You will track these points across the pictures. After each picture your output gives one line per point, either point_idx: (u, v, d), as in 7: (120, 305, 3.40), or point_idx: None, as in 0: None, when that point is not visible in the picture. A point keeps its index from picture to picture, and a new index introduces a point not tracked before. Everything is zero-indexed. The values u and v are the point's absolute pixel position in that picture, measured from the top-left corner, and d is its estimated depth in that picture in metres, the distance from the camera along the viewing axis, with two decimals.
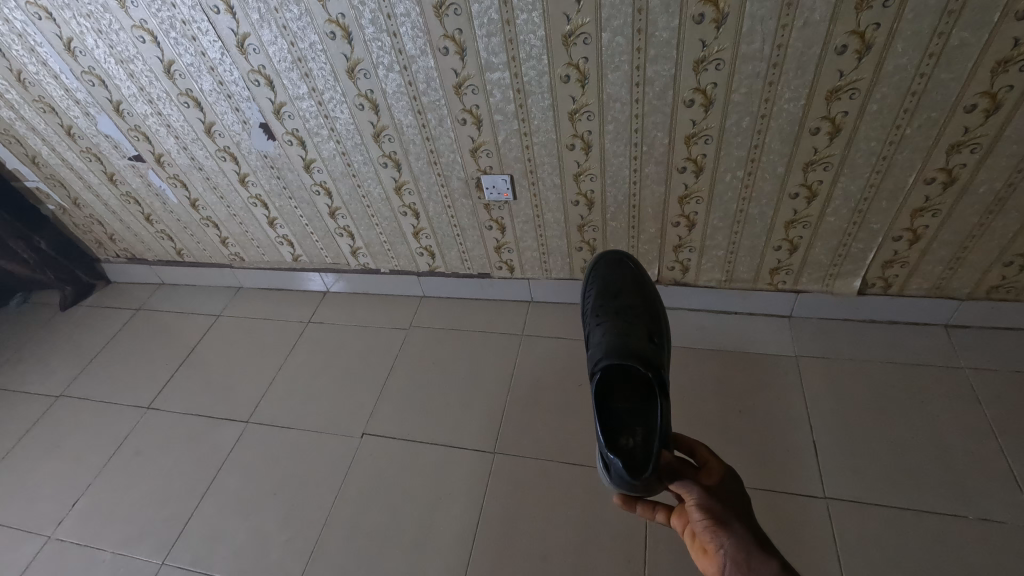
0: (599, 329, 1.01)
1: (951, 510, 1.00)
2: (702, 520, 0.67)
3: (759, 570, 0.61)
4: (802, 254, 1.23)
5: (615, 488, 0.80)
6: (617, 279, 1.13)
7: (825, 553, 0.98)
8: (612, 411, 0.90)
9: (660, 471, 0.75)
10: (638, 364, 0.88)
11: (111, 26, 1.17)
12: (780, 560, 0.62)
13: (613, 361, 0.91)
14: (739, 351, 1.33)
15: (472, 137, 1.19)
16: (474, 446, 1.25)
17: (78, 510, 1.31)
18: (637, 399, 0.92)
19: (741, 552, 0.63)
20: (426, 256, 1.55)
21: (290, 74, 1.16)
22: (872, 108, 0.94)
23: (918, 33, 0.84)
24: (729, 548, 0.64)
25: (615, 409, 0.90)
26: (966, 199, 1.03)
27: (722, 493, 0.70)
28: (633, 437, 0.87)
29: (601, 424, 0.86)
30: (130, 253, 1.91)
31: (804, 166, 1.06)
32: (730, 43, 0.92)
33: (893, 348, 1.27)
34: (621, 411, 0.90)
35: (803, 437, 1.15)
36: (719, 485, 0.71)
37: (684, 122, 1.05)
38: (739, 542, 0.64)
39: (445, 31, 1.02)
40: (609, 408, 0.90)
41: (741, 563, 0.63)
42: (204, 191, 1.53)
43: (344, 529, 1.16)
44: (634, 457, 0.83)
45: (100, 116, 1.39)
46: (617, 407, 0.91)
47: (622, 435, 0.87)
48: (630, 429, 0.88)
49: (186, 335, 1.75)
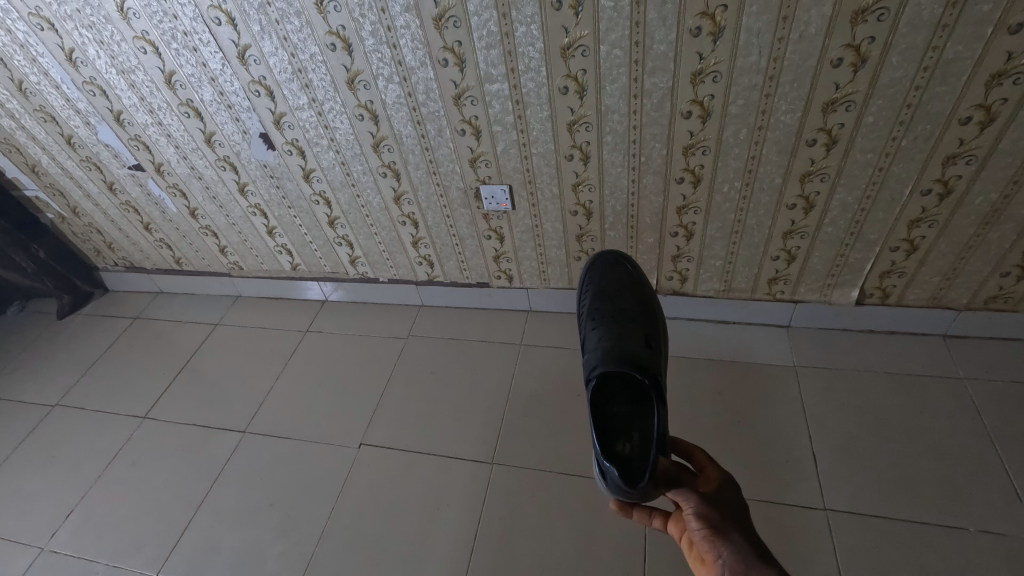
0: (594, 333, 1.01)
1: (952, 522, 0.99)
2: (701, 528, 0.67)
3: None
4: (800, 264, 1.23)
5: (612, 495, 0.80)
6: (613, 282, 1.12)
7: (825, 565, 0.97)
8: (607, 417, 0.90)
9: (658, 478, 0.75)
10: (633, 371, 0.88)
11: (113, 38, 1.18)
12: (779, 571, 0.61)
13: (608, 367, 0.90)
14: (737, 362, 1.33)
15: (471, 147, 1.19)
16: (472, 456, 1.25)
17: (72, 521, 1.29)
18: (633, 403, 0.91)
19: (740, 563, 0.63)
20: (425, 266, 1.55)
21: (291, 85, 1.17)
22: (869, 119, 0.95)
23: (912, 46, 0.85)
24: (728, 558, 0.64)
25: (611, 413, 0.90)
26: (962, 210, 1.04)
27: (721, 502, 0.69)
28: (628, 442, 0.87)
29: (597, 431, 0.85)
30: (129, 262, 1.91)
31: (801, 177, 1.07)
32: (727, 56, 0.93)
33: (891, 358, 1.27)
34: (617, 416, 0.90)
35: (802, 447, 1.14)
36: (717, 493, 0.71)
37: (682, 133, 1.06)
38: (738, 552, 0.64)
39: (445, 43, 1.02)
40: (604, 413, 0.90)
41: (739, 574, 0.62)
42: (204, 200, 1.54)
43: (340, 541, 1.15)
44: (630, 463, 0.83)
45: (100, 125, 1.40)
46: (612, 412, 0.91)
47: (619, 441, 0.87)
48: (625, 435, 0.88)
49: (183, 344, 1.74)
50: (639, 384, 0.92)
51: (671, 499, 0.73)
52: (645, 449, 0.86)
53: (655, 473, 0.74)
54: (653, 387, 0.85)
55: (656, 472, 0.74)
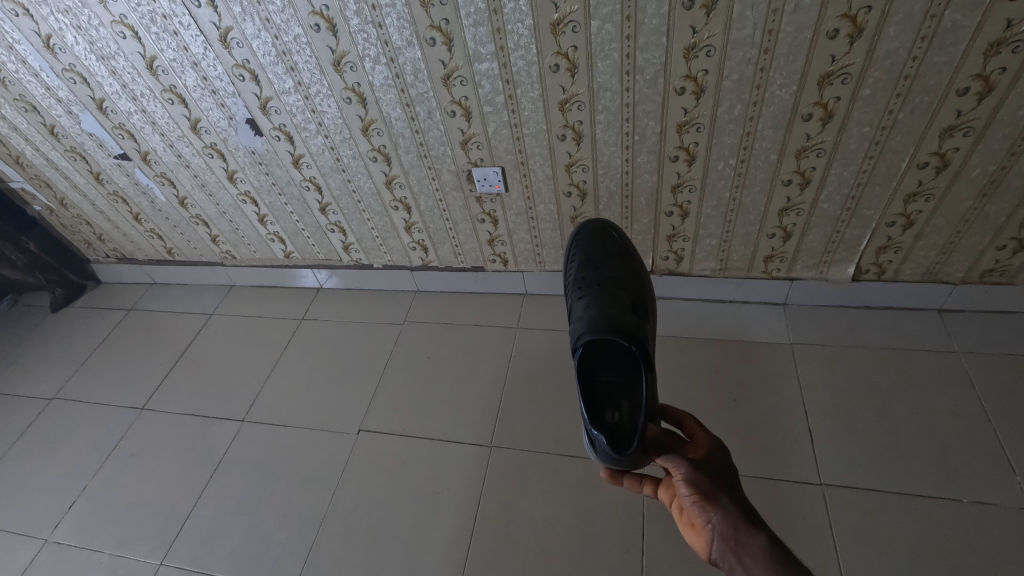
0: (581, 303, 0.99)
1: (945, 493, 1.00)
2: (690, 494, 0.67)
3: (746, 541, 0.61)
4: (796, 241, 1.22)
5: (602, 462, 0.81)
6: (599, 250, 1.12)
7: (821, 539, 0.98)
8: (596, 385, 0.90)
9: (646, 445, 0.75)
10: (620, 339, 0.86)
11: (90, 22, 1.15)
12: (768, 533, 0.62)
13: (597, 335, 0.86)
14: (733, 340, 1.33)
15: (462, 129, 1.17)
16: (471, 440, 1.25)
17: (74, 512, 1.30)
18: (622, 371, 0.91)
19: (729, 527, 0.63)
20: (419, 251, 1.53)
21: (275, 68, 1.14)
22: (865, 92, 0.94)
23: (910, 16, 0.83)
24: (717, 522, 0.64)
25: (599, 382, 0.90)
26: (959, 183, 1.03)
27: (711, 467, 0.69)
28: (617, 410, 0.87)
29: (586, 401, 0.85)
30: (120, 253, 1.89)
31: (797, 153, 1.05)
32: (721, 29, 0.91)
33: (887, 333, 1.27)
34: (605, 385, 0.90)
35: (798, 424, 1.15)
36: (707, 459, 0.71)
37: (676, 110, 1.04)
38: (727, 516, 0.64)
39: (432, 22, 1.00)
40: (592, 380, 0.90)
41: (728, 537, 0.63)
42: (193, 188, 1.51)
43: (342, 526, 1.16)
44: (619, 431, 0.83)
45: (83, 114, 1.37)
46: (601, 381, 0.90)
47: (607, 410, 0.87)
48: (614, 403, 0.88)
49: (179, 335, 1.73)
50: (627, 352, 0.91)
51: (660, 465, 0.73)
52: (635, 417, 0.86)
53: (644, 441, 0.74)
54: (640, 355, 0.84)
55: (645, 439, 0.74)
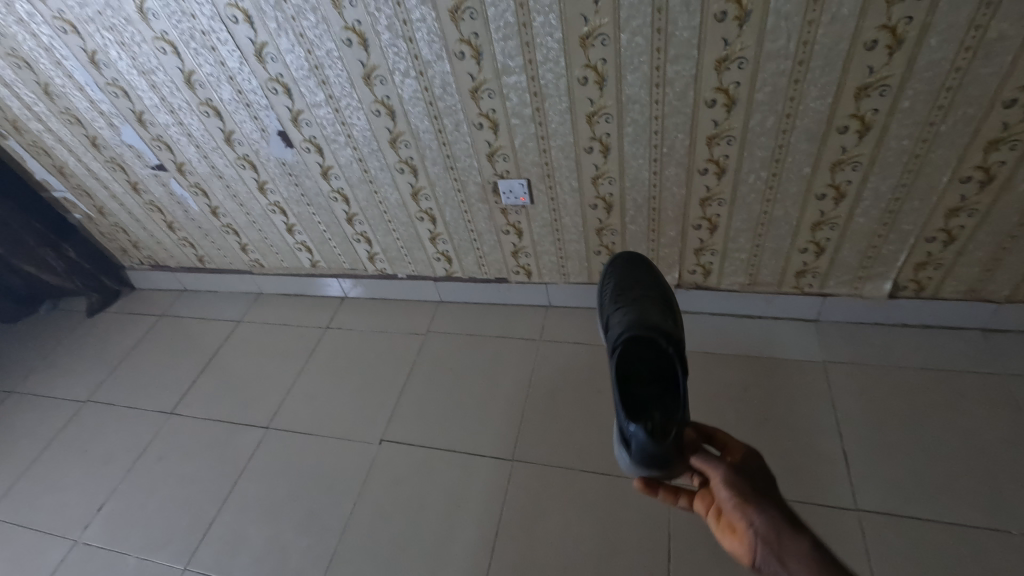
0: (617, 313, 1.01)
1: (993, 524, 0.95)
2: (729, 496, 0.65)
3: (790, 543, 0.58)
4: (829, 256, 1.19)
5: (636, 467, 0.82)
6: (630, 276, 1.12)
7: (858, 568, 0.94)
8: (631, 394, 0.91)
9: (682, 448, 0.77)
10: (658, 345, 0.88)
11: (134, 39, 1.19)
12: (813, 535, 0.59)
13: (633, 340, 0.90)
14: (763, 357, 1.29)
15: (488, 141, 1.17)
16: (493, 453, 1.24)
17: (104, 514, 1.33)
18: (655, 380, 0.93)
19: (772, 530, 0.60)
20: (443, 262, 1.54)
21: (308, 82, 1.16)
22: (904, 104, 0.91)
23: (953, 26, 0.81)
24: (758, 526, 0.61)
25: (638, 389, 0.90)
26: (1005, 198, 0.99)
27: (748, 471, 0.68)
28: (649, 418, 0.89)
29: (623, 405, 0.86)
30: (153, 260, 1.95)
31: (831, 166, 1.03)
32: (754, 41, 0.90)
33: (926, 353, 1.22)
34: (643, 395, 0.89)
35: (832, 445, 1.11)
36: (745, 463, 0.69)
37: (706, 123, 1.02)
38: (770, 519, 0.61)
39: (461, 36, 1.01)
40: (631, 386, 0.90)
41: (771, 541, 0.60)
42: (225, 198, 1.55)
43: (362, 536, 1.16)
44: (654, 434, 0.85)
45: (123, 127, 1.42)
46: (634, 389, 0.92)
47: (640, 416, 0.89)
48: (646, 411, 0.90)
49: (207, 341, 1.77)
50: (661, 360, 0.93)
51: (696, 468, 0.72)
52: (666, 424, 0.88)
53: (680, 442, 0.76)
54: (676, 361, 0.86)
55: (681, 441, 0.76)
